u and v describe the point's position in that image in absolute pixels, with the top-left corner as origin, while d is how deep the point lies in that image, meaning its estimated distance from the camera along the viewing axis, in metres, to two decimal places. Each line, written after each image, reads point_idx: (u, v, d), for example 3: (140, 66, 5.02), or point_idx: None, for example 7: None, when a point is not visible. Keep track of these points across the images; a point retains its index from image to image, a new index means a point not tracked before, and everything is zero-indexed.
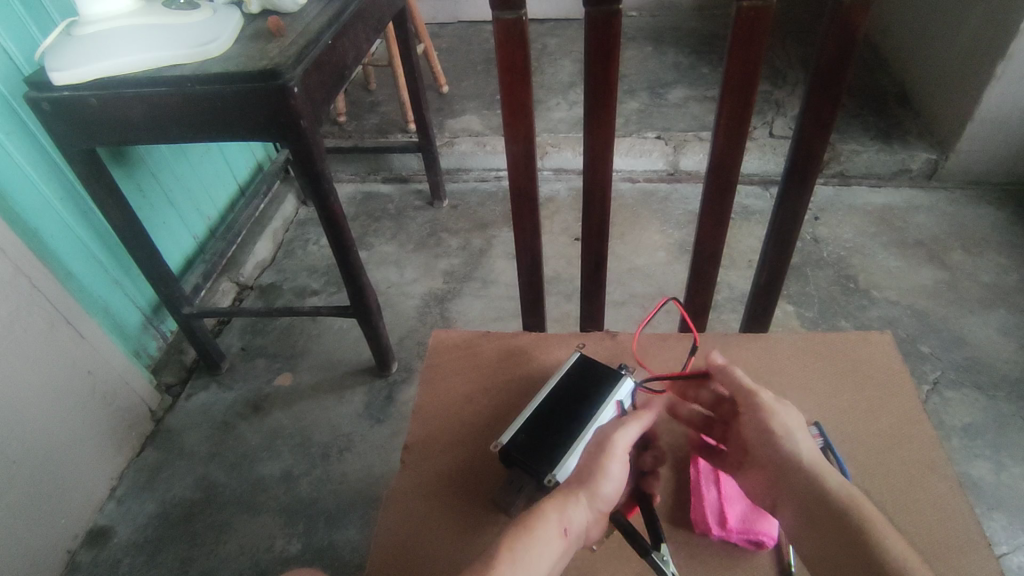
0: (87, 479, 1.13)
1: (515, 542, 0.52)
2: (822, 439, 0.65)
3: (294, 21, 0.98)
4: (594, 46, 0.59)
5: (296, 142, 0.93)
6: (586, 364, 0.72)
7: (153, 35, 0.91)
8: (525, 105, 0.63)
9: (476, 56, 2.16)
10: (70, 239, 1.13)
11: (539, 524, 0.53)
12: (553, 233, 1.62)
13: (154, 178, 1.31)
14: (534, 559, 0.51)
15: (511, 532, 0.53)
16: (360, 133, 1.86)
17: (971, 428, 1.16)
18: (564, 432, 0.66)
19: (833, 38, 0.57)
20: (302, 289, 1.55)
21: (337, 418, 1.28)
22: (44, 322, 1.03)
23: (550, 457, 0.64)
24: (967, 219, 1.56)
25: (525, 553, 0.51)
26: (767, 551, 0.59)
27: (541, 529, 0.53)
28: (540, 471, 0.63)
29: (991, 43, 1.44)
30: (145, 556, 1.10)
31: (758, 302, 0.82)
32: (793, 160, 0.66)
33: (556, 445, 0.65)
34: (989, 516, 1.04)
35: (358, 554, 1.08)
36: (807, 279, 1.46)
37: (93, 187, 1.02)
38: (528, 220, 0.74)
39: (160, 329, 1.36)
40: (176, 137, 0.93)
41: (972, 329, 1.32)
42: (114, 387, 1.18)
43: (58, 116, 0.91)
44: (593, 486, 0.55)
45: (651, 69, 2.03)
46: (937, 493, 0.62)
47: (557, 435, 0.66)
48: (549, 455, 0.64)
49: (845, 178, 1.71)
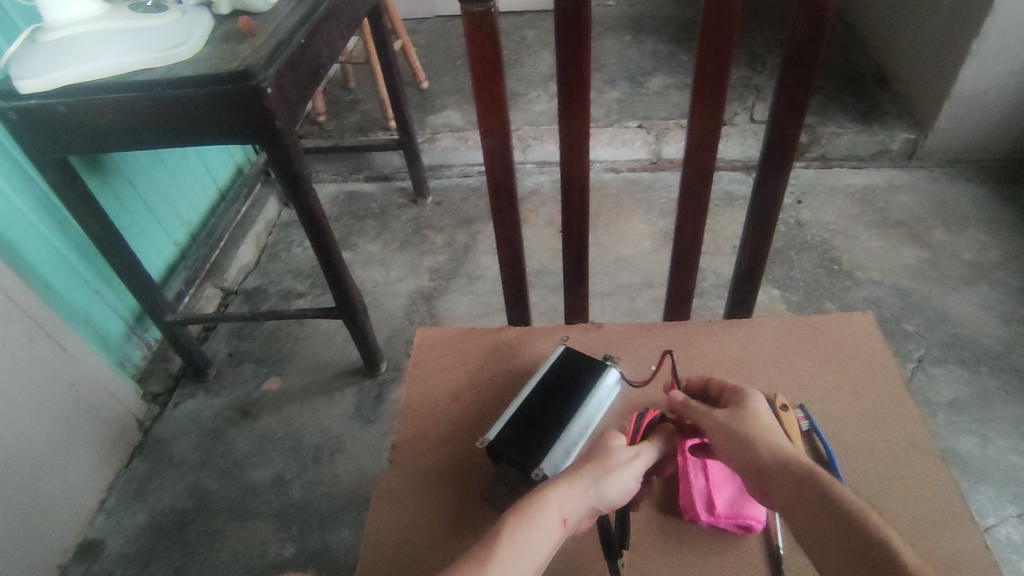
0: (74, 492, 1.12)
1: (516, 528, 0.52)
2: (807, 422, 0.67)
3: (265, 21, 0.97)
4: (565, 36, 0.58)
5: (272, 143, 0.91)
6: (570, 357, 0.72)
7: (121, 41, 0.89)
8: (499, 98, 0.63)
9: (454, 51, 2.15)
10: (47, 250, 1.11)
11: (540, 510, 0.53)
12: (538, 226, 1.62)
13: (131, 185, 1.30)
14: (529, 540, 0.51)
15: (512, 516, 0.53)
16: (340, 132, 1.85)
17: (956, 404, 1.17)
18: (551, 426, 0.66)
19: (804, 21, 0.57)
20: (287, 292, 1.54)
21: (327, 420, 1.27)
22: (24, 336, 1.02)
23: (537, 451, 0.64)
24: (946, 197, 1.58)
25: (521, 536, 0.51)
26: (756, 535, 0.59)
27: (541, 517, 0.53)
28: (528, 466, 0.63)
29: (965, 21, 1.45)
30: (137, 567, 1.09)
31: (741, 288, 0.82)
32: (769, 145, 0.66)
33: (543, 440, 0.65)
34: (976, 489, 1.06)
35: (353, 555, 1.08)
36: (791, 263, 1.46)
37: (68, 195, 1.00)
38: (508, 214, 0.74)
39: (144, 337, 1.35)
40: (148, 143, 0.92)
41: (954, 305, 1.33)
42: (98, 398, 1.17)
43: (27, 126, 0.90)
44: (602, 481, 0.55)
45: (631, 58, 2.03)
46: (921, 469, 0.63)
47: (544, 429, 0.66)
48: (536, 449, 0.64)
49: (825, 160, 1.72)
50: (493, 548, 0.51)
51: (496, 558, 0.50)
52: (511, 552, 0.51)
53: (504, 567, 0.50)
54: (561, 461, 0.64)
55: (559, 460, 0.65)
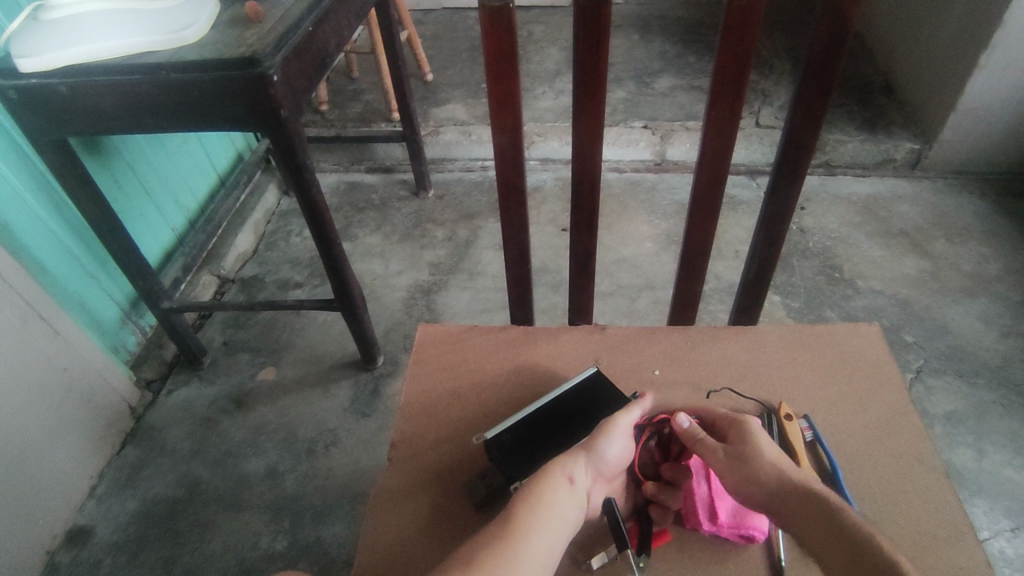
0: (65, 478, 1.11)
1: (528, 498, 0.55)
2: (811, 432, 0.66)
3: (272, 7, 0.95)
4: (584, 34, 0.57)
5: (277, 132, 0.90)
6: (589, 380, 0.70)
7: (126, 22, 0.87)
8: (512, 95, 0.62)
9: (460, 44, 2.13)
10: (43, 232, 1.10)
11: (546, 478, 0.56)
12: (540, 224, 1.61)
13: (130, 169, 1.28)
14: (549, 514, 0.54)
15: (523, 492, 0.55)
16: (343, 122, 1.83)
17: (953, 416, 1.17)
18: (548, 446, 0.66)
19: (826, 28, 0.56)
20: (285, 282, 1.53)
21: (322, 412, 1.26)
22: (17, 319, 1.00)
23: (528, 464, 0.64)
24: (949, 209, 1.57)
25: (542, 516, 0.54)
26: (757, 546, 0.59)
27: (548, 485, 0.56)
28: (510, 476, 0.63)
29: (975, 32, 1.44)
30: (127, 555, 1.08)
31: (747, 294, 0.82)
32: (784, 152, 0.66)
33: (536, 457, 0.65)
34: (972, 502, 1.06)
35: (345, 550, 1.07)
36: (793, 269, 1.46)
37: (66, 178, 0.99)
38: (516, 213, 0.73)
39: (139, 323, 1.33)
40: (150, 127, 0.90)
41: (954, 317, 1.33)
42: (91, 384, 1.15)
43: (27, 105, 0.88)
44: (599, 456, 0.59)
45: (638, 57, 2.02)
46: (924, 483, 0.62)
47: (542, 445, 0.66)
48: (526, 463, 0.64)
49: (830, 168, 1.71)
50: (514, 519, 0.53)
51: (520, 528, 0.53)
52: (537, 533, 0.53)
53: (527, 535, 0.52)
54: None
55: None
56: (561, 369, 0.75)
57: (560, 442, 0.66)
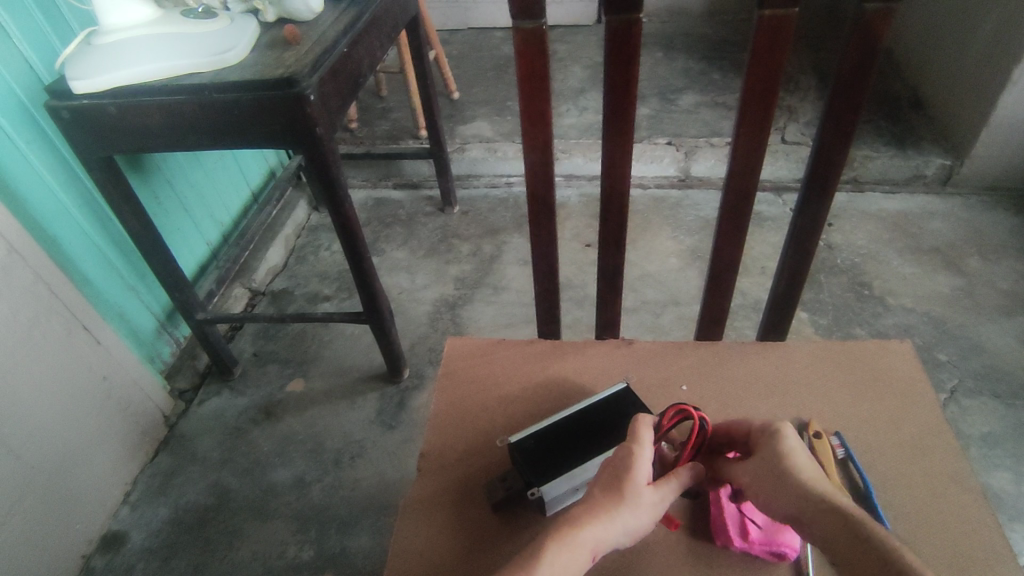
0: (102, 483, 1.14)
1: (549, 558, 0.52)
2: (843, 450, 0.66)
3: (310, 29, 0.99)
4: (614, 54, 0.58)
5: (312, 149, 0.93)
6: (622, 398, 0.70)
7: (172, 45, 0.91)
8: (543, 113, 0.63)
9: (486, 62, 2.17)
10: (87, 244, 1.14)
11: (572, 544, 0.52)
12: (565, 239, 1.62)
13: (169, 185, 1.32)
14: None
15: (546, 545, 0.53)
16: (371, 139, 1.87)
17: (990, 438, 1.14)
18: (569, 458, 0.66)
19: (856, 46, 0.56)
20: (314, 295, 1.56)
21: (349, 424, 1.28)
22: (62, 328, 1.04)
23: (547, 472, 0.64)
24: (982, 225, 1.55)
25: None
26: (787, 563, 0.58)
27: (572, 553, 0.52)
28: (529, 481, 0.64)
29: (1006, 49, 1.43)
30: (159, 561, 1.10)
31: (776, 311, 0.81)
32: (813, 169, 0.66)
33: (558, 465, 0.65)
34: (1010, 526, 1.03)
35: (371, 561, 1.08)
36: (821, 286, 1.45)
37: (110, 192, 1.02)
38: (545, 228, 0.74)
39: (174, 334, 1.37)
40: (193, 144, 0.94)
41: (989, 336, 1.30)
42: (128, 392, 1.18)
43: (77, 125, 0.92)
44: (616, 515, 0.54)
45: (662, 75, 2.04)
46: (960, 504, 0.61)
47: (563, 455, 0.66)
48: (548, 471, 0.64)
49: (858, 184, 1.70)
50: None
51: None
52: None
53: None
54: (565, 493, 0.63)
55: (562, 489, 0.63)
56: (589, 382, 0.76)
57: (583, 453, 0.66)
